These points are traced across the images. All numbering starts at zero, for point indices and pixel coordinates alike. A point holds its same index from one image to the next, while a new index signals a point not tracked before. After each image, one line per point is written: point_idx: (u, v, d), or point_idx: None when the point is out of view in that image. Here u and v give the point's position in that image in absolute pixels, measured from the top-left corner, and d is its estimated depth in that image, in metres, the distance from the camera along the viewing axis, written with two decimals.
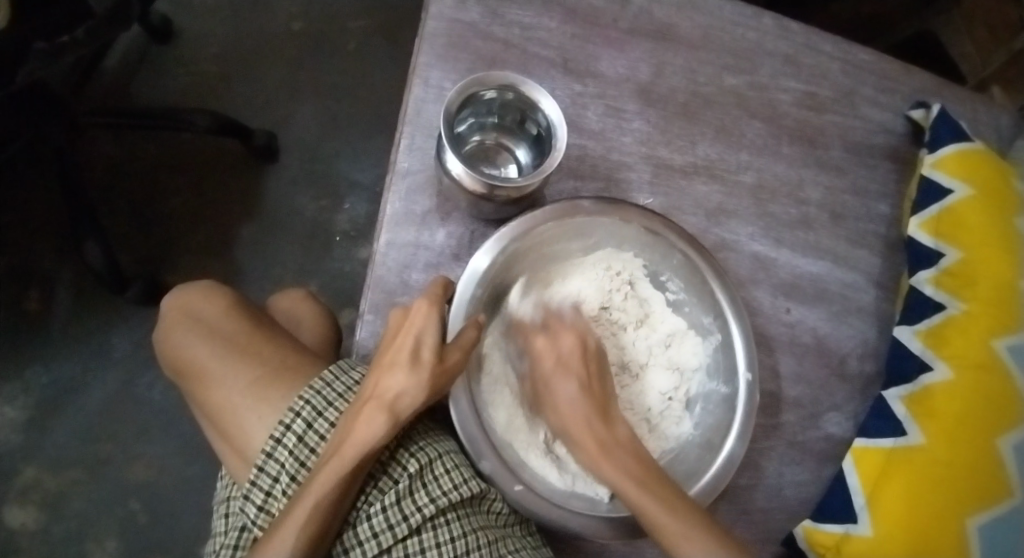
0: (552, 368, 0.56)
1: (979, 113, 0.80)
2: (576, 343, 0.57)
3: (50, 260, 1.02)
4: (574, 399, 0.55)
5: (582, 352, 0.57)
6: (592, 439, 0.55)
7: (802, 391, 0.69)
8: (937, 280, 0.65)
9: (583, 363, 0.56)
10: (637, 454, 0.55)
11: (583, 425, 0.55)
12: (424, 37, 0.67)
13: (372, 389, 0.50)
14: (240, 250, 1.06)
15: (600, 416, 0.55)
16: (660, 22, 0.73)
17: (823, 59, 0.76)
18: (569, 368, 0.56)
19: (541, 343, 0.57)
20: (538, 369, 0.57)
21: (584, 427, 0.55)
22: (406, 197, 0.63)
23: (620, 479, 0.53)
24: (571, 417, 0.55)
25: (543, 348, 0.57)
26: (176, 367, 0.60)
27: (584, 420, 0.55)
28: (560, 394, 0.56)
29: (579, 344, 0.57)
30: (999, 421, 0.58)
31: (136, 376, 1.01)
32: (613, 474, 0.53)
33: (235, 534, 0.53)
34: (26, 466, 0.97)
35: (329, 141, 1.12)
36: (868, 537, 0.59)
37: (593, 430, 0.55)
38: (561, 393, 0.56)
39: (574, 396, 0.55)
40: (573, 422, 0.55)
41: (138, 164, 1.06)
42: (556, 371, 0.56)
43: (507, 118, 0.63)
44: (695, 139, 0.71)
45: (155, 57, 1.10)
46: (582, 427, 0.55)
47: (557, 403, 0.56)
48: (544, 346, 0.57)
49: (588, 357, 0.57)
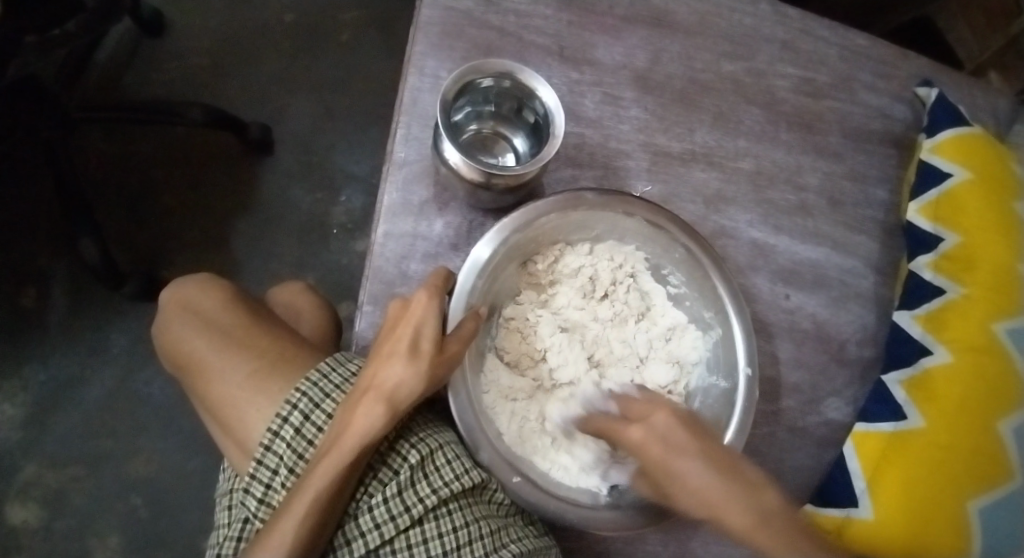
0: (661, 456, 0.50)
1: (977, 98, 0.80)
2: (674, 420, 0.51)
3: (47, 258, 1.02)
4: (701, 479, 0.49)
5: (681, 425, 0.51)
6: (748, 514, 0.48)
7: (802, 377, 0.69)
8: (936, 265, 0.65)
9: (691, 434, 0.51)
10: (787, 515, 0.49)
11: (726, 501, 0.48)
12: (419, 27, 0.66)
13: (370, 380, 0.50)
14: (237, 245, 1.05)
15: (739, 482, 0.49)
16: (656, 8, 0.72)
17: (821, 44, 0.76)
18: (681, 445, 0.50)
19: (637, 433, 0.52)
20: (652, 462, 0.51)
21: (728, 503, 0.48)
22: (404, 187, 0.62)
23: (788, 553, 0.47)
24: (713, 500, 0.48)
25: (642, 437, 0.51)
26: (175, 361, 0.60)
27: (726, 497, 0.48)
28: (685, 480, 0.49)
29: (674, 419, 0.52)
30: (999, 404, 0.59)
31: (135, 372, 1.01)
32: (779, 545, 0.48)
33: (238, 527, 0.53)
34: (26, 464, 0.97)
35: (324, 134, 1.11)
36: (868, 520, 0.59)
37: (736, 498, 0.48)
38: (687, 473, 0.49)
39: (702, 471, 0.49)
40: (715, 502, 0.48)
41: (133, 159, 1.06)
42: (670, 455, 0.50)
43: (504, 106, 0.63)
44: (692, 126, 0.71)
45: (147, 51, 1.09)
46: (726, 504, 0.48)
47: (687, 486, 0.49)
48: (644, 434, 0.51)
49: (689, 430, 0.51)
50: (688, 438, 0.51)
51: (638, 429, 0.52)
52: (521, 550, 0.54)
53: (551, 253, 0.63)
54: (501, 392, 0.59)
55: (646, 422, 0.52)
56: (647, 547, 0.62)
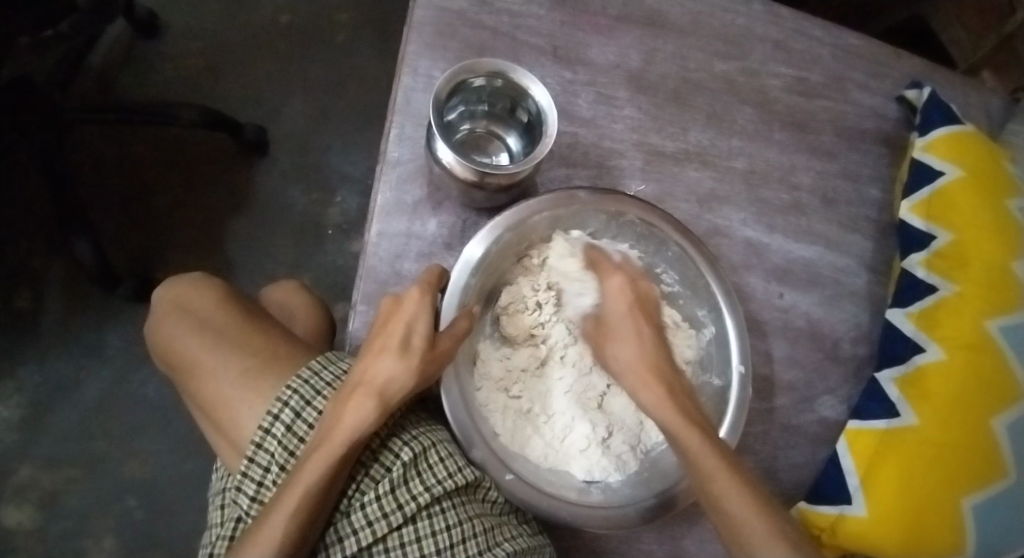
0: (624, 311, 0.59)
1: (970, 97, 0.80)
2: (651, 294, 0.60)
3: (42, 259, 1.02)
4: (644, 341, 0.58)
5: (647, 303, 0.60)
6: (659, 382, 0.57)
7: (796, 375, 0.70)
8: (928, 262, 0.65)
9: (653, 312, 0.60)
10: (692, 403, 0.57)
11: (648, 362, 0.58)
12: (413, 26, 0.67)
13: (361, 375, 0.50)
14: (233, 246, 1.05)
15: (665, 364, 0.58)
16: (650, 8, 0.73)
17: (814, 44, 0.76)
18: (642, 314, 0.59)
19: (617, 283, 0.60)
20: (615, 309, 0.59)
21: (647, 364, 0.58)
22: (397, 186, 0.63)
23: (679, 423, 0.55)
24: (637, 358, 0.58)
25: (618, 288, 0.60)
26: (167, 360, 0.60)
27: (650, 359, 0.58)
28: (632, 334, 0.59)
29: (643, 297, 0.60)
30: (994, 402, 0.59)
31: (131, 373, 1.01)
32: (670, 408, 0.56)
33: (231, 525, 0.53)
34: (22, 465, 0.97)
35: (319, 134, 1.11)
36: (862, 518, 0.59)
37: (658, 368, 0.58)
38: (636, 332, 0.59)
39: (648, 336, 0.59)
40: (638, 361, 0.58)
41: (128, 160, 1.05)
42: (629, 313, 0.59)
43: (497, 106, 0.63)
44: (686, 125, 0.71)
45: (141, 51, 1.09)
46: (646, 364, 0.58)
47: (623, 342, 0.59)
48: (618, 287, 0.60)
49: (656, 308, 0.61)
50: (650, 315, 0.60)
51: (615, 280, 0.60)
52: (514, 548, 0.54)
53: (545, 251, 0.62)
54: (492, 380, 0.59)
55: (630, 281, 0.60)
56: (641, 545, 0.62)
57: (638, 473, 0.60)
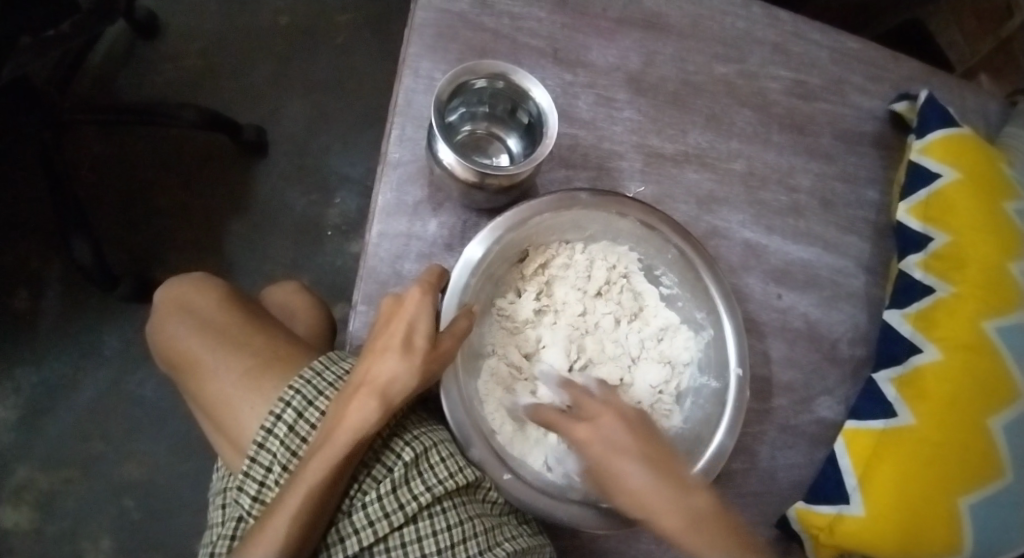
0: (605, 456, 0.53)
1: (967, 100, 0.81)
2: (620, 425, 0.54)
3: (41, 260, 1.02)
4: (642, 481, 0.53)
5: (627, 429, 0.54)
6: (679, 516, 0.52)
7: (794, 376, 0.70)
8: (926, 263, 0.66)
9: (637, 442, 0.54)
10: (721, 521, 0.53)
11: (662, 504, 0.52)
12: (414, 28, 0.67)
13: (363, 375, 0.50)
14: (232, 246, 1.05)
15: (672, 488, 0.53)
16: (649, 11, 0.73)
17: (812, 47, 0.77)
18: (625, 449, 0.54)
19: (585, 432, 0.54)
20: (594, 457, 0.54)
21: (663, 506, 0.52)
22: (398, 187, 0.63)
23: (720, 556, 0.52)
24: (649, 500, 0.52)
25: (588, 437, 0.54)
26: (169, 359, 0.60)
27: (662, 500, 0.52)
28: (626, 480, 0.53)
29: (622, 423, 0.54)
30: (990, 402, 0.59)
31: (130, 373, 1.01)
32: (711, 548, 0.52)
33: (233, 524, 0.53)
34: (19, 465, 0.97)
35: (319, 135, 1.11)
36: (860, 517, 0.60)
37: (672, 507, 0.52)
38: (630, 474, 0.53)
39: (644, 474, 0.53)
40: (651, 505, 0.52)
41: (127, 161, 1.06)
42: (614, 454, 0.53)
43: (498, 107, 0.63)
44: (685, 127, 0.72)
45: (141, 53, 1.09)
46: (660, 506, 0.52)
47: (624, 486, 0.53)
48: (590, 434, 0.54)
49: (633, 431, 0.55)
50: (633, 442, 0.54)
51: (583, 430, 0.54)
52: (514, 548, 0.54)
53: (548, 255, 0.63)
54: (502, 376, 0.60)
55: (595, 423, 0.54)
56: (640, 545, 0.62)
57: None
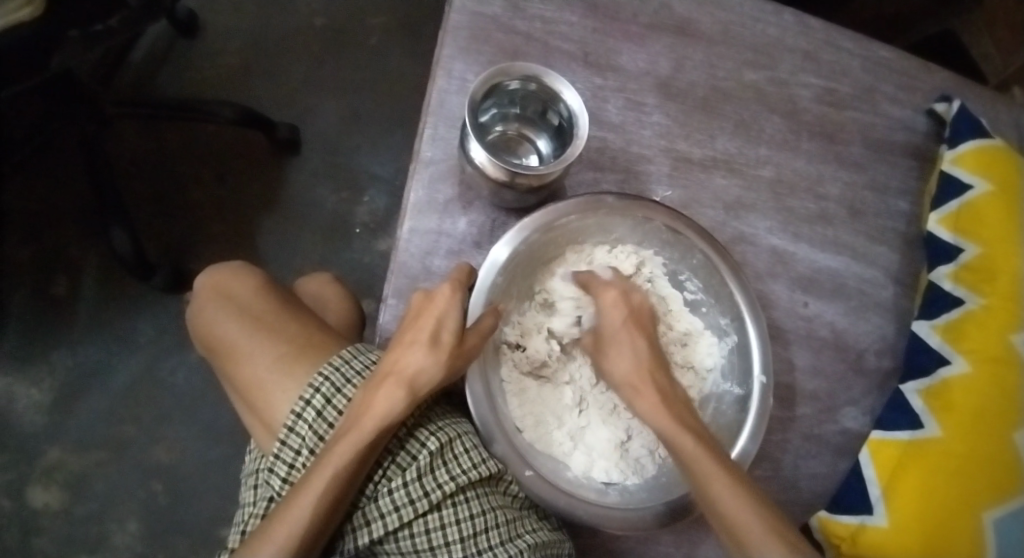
0: (618, 324, 0.59)
1: (1001, 112, 0.80)
2: (642, 305, 0.60)
3: (78, 248, 1.05)
4: (638, 355, 0.58)
5: (645, 310, 0.60)
6: (654, 391, 0.56)
7: (818, 384, 0.70)
8: (955, 275, 0.65)
9: (642, 324, 0.59)
10: (691, 415, 0.56)
11: (647, 374, 0.57)
12: (448, 30, 0.68)
13: (391, 364, 0.51)
14: (262, 240, 1.08)
15: (661, 372, 0.58)
16: (680, 17, 0.74)
17: (843, 55, 0.77)
18: (637, 323, 0.59)
19: (612, 295, 0.60)
20: (609, 322, 0.59)
21: (646, 377, 0.57)
22: (429, 185, 0.64)
23: (677, 431, 0.54)
24: (637, 369, 0.57)
25: (613, 299, 0.59)
26: (207, 342, 0.62)
27: (647, 373, 0.57)
28: (626, 345, 0.58)
29: (640, 306, 0.60)
30: (1013, 414, 0.58)
31: (160, 362, 1.03)
32: (672, 423, 0.55)
33: (263, 504, 0.54)
34: (50, 448, 1.00)
35: (350, 135, 1.13)
36: (882, 528, 0.59)
37: (654, 378, 0.57)
38: (625, 346, 0.58)
39: (638, 350, 0.58)
40: (637, 375, 0.57)
41: (164, 154, 1.08)
42: (621, 326, 0.59)
43: (529, 109, 0.64)
44: (713, 133, 0.72)
45: (180, 50, 1.12)
46: (643, 378, 0.57)
47: (619, 353, 0.58)
48: (616, 298, 0.59)
49: (645, 321, 0.60)
50: (642, 325, 0.60)
51: (608, 295, 0.59)
52: (535, 541, 0.55)
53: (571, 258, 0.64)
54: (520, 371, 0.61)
55: (624, 294, 0.60)
56: (659, 547, 0.62)
57: (656, 478, 0.60)
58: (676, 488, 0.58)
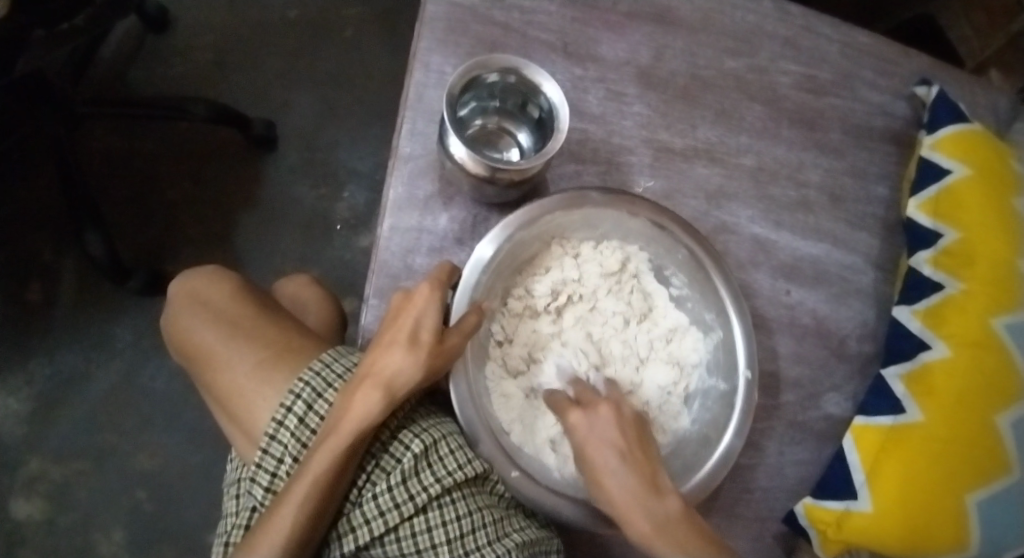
0: (588, 446, 0.54)
1: (978, 96, 0.80)
2: (614, 419, 0.54)
3: (52, 253, 1.02)
4: (618, 481, 0.52)
5: (620, 423, 0.54)
6: (647, 517, 0.52)
7: (802, 372, 0.70)
8: (935, 260, 0.66)
9: (620, 444, 0.54)
10: (692, 527, 0.53)
11: (634, 504, 0.52)
12: (424, 23, 0.67)
13: (369, 367, 0.51)
14: (241, 240, 1.06)
15: (651, 492, 0.53)
16: (659, 5, 0.73)
17: (822, 42, 0.76)
18: (612, 444, 0.54)
19: (577, 416, 0.55)
20: (579, 444, 0.55)
21: (634, 507, 0.52)
22: (408, 182, 0.63)
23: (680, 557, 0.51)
24: (623, 497, 0.52)
25: (580, 425, 0.55)
26: (183, 350, 0.60)
27: (635, 500, 0.52)
28: (607, 473, 0.53)
29: (614, 417, 0.55)
30: (999, 399, 0.59)
31: (140, 366, 1.01)
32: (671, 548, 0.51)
33: (246, 514, 0.54)
34: (30, 457, 0.98)
35: (328, 129, 1.12)
36: (867, 513, 0.60)
37: (646, 503, 0.52)
38: (607, 471, 0.53)
39: (620, 474, 0.53)
40: (623, 504, 0.52)
41: (137, 154, 1.06)
42: (597, 451, 0.54)
43: (508, 102, 0.63)
44: (695, 122, 0.72)
45: (151, 46, 1.10)
46: (632, 508, 0.52)
47: (604, 479, 0.53)
48: (581, 419, 0.55)
49: (627, 431, 0.54)
50: (622, 441, 0.54)
51: (574, 417, 0.55)
52: (522, 540, 0.55)
53: (556, 251, 0.63)
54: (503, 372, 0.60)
55: (590, 412, 0.55)
56: None
57: None
58: None
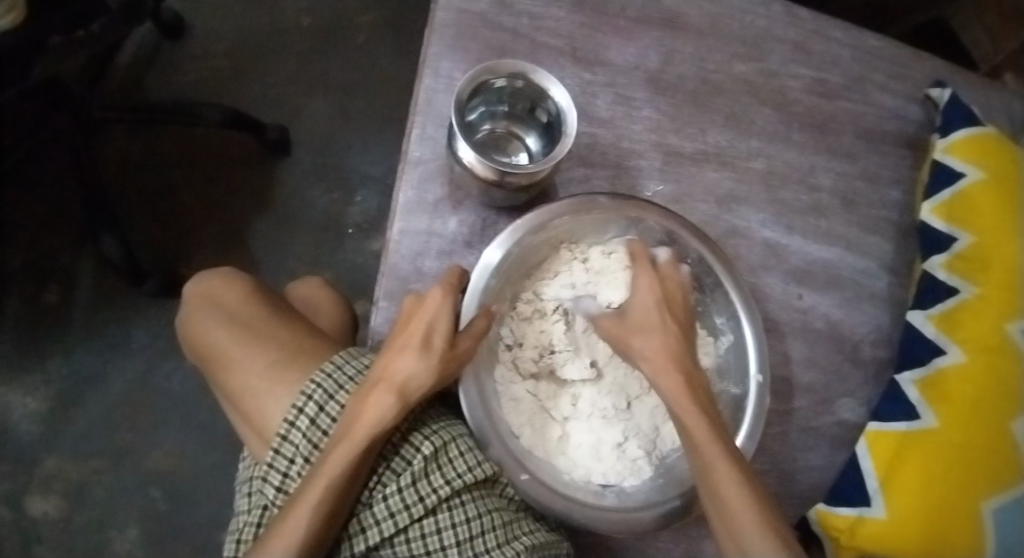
0: (649, 304, 0.59)
1: (992, 99, 0.80)
2: (679, 289, 0.60)
3: (70, 256, 1.04)
4: (665, 335, 0.58)
5: (681, 296, 0.60)
6: (676, 372, 0.57)
7: (814, 377, 0.70)
8: (950, 264, 0.65)
9: (672, 309, 0.59)
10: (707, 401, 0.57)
11: (666, 355, 0.57)
12: (434, 29, 0.68)
13: (381, 371, 0.51)
14: (254, 244, 1.07)
15: (685, 356, 0.58)
16: (668, 10, 0.73)
17: (834, 45, 0.76)
18: (669, 306, 0.59)
19: (647, 278, 0.60)
20: (639, 301, 0.59)
21: (666, 358, 0.57)
22: (418, 185, 0.64)
23: (689, 413, 0.55)
24: (658, 350, 0.57)
25: (649, 282, 0.59)
26: (197, 351, 0.61)
27: (670, 352, 0.58)
28: (656, 325, 0.58)
29: (678, 291, 0.60)
30: (1009, 405, 0.58)
31: (154, 368, 1.02)
32: (685, 404, 0.55)
33: (257, 513, 0.54)
34: (47, 457, 0.99)
35: (340, 135, 1.13)
36: (880, 519, 0.59)
37: (677, 364, 0.57)
38: (654, 324, 0.58)
39: (667, 331, 0.58)
40: (658, 352, 0.57)
41: (153, 159, 1.08)
42: (654, 307, 0.59)
43: (517, 106, 0.63)
44: (704, 126, 0.72)
45: (167, 53, 1.11)
46: (665, 358, 0.57)
47: (647, 332, 0.58)
48: (652, 280, 0.59)
49: (680, 306, 0.60)
50: (676, 308, 0.60)
51: (644, 276, 0.60)
52: (531, 543, 0.55)
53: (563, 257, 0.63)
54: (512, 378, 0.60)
55: (661, 277, 0.60)
56: (657, 544, 0.62)
57: (653, 479, 0.59)
58: (674, 489, 0.59)
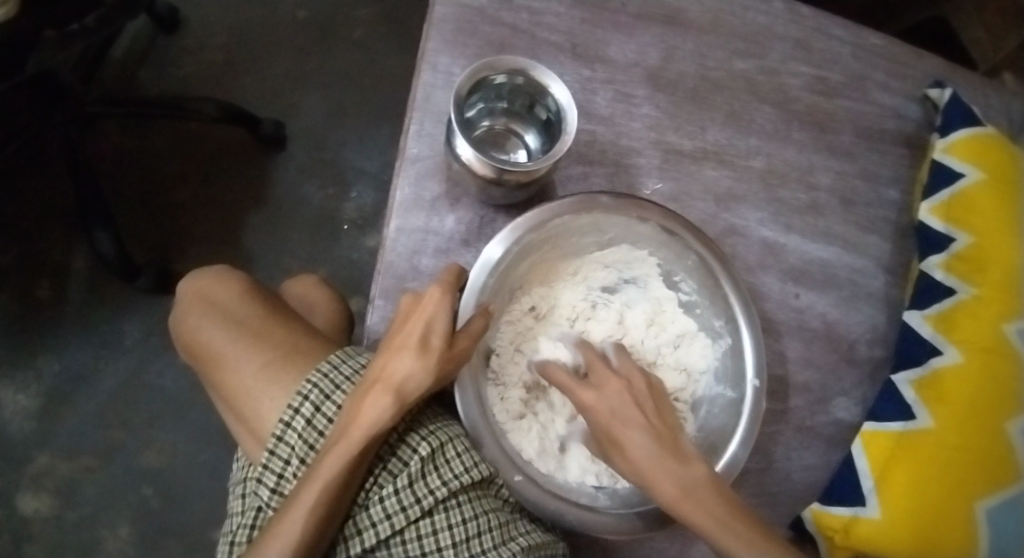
0: (605, 423, 0.54)
1: (991, 99, 0.80)
2: (625, 388, 0.55)
3: (62, 251, 1.03)
4: (643, 452, 0.52)
5: (632, 397, 0.54)
6: (675, 484, 0.52)
7: (811, 376, 0.70)
8: (947, 265, 0.65)
9: (635, 410, 0.54)
10: (717, 490, 0.53)
11: (660, 471, 0.52)
12: (432, 23, 0.67)
13: (378, 372, 0.50)
14: (249, 239, 1.06)
15: (674, 458, 0.53)
16: (668, 6, 0.72)
17: (834, 43, 0.76)
18: (629, 418, 0.53)
19: (589, 396, 0.54)
20: (597, 421, 0.54)
21: (660, 474, 0.52)
22: (416, 182, 0.63)
23: (705, 524, 0.51)
24: (650, 467, 0.52)
25: (594, 401, 0.54)
26: (192, 350, 0.61)
27: (660, 466, 0.52)
28: (630, 446, 0.53)
29: (626, 390, 0.54)
30: (1002, 407, 0.58)
31: (147, 364, 1.02)
32: (702, 518, 0.51)
33: (251, 514, 0.54)
34: (39, 454, 0.98)
35: (336, 129, 1.12)
36: (875, 520, 0.59)
37: (671, 477, 0.52)
38: (630, 443, 0.53)
39: (644, 443, 0.52)
40: (650, 472, 0.52)
41: (147, 154, 1.07)
42: (616, 425, 0.53)
43: (516, 103, 0.63)
44: (704, 124, 0.71)
45: (162, 46, 1.10)
46: (659, 475, 0.52)
47: (625, 453, 0.53)
48: (595, 397, 0.54)
49: (642, 403, 0.54)
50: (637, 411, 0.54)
51: (587, 396, 0.54)
52: (527, 543, 0.54)
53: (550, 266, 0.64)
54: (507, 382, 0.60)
55: (599, 389, 0.55)
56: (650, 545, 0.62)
57: None
58: None
